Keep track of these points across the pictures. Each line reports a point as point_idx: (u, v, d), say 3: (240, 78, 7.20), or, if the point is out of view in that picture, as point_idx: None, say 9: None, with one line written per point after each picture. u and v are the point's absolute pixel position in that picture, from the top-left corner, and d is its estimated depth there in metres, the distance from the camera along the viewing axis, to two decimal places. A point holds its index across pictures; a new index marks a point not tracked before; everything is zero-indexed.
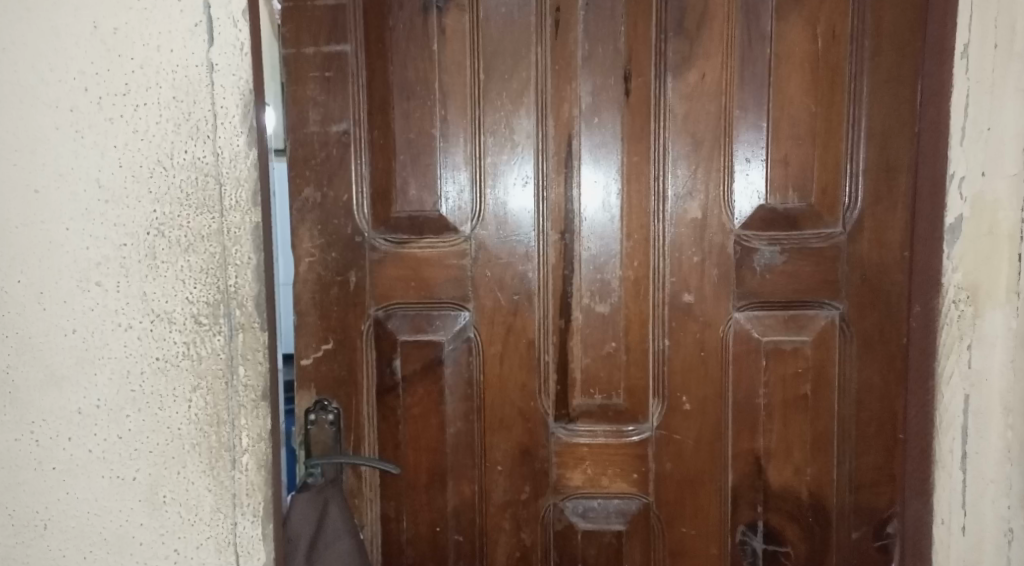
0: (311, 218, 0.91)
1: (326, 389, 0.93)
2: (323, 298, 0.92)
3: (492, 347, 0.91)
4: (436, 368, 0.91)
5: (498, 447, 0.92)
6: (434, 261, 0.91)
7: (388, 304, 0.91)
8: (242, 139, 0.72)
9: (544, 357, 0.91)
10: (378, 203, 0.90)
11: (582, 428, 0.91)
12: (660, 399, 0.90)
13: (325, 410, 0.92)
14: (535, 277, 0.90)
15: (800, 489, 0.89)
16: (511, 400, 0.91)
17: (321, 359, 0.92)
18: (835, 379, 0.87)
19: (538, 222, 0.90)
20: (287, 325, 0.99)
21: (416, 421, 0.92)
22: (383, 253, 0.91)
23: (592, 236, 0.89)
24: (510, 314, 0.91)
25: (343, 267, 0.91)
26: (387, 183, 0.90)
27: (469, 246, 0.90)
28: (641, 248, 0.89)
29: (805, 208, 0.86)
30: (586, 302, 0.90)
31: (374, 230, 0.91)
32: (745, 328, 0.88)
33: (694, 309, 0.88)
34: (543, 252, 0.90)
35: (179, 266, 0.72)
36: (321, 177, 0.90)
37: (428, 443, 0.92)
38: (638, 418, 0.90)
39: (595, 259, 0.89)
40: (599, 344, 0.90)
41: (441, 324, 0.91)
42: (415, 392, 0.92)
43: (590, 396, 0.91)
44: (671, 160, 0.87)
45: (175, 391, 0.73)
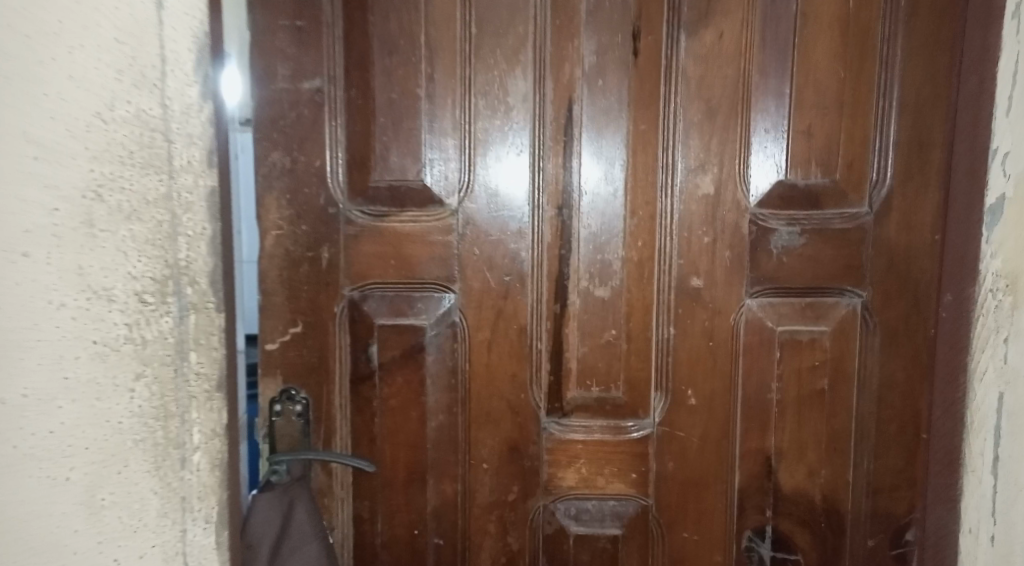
0: (279, 186, 0.81)
1: (294, 377, 0.83)
2: (291, 277, 0.82)
3: (480, 333, 0.82)
4: (417, 356, 0.83)
5: (484, 443, 0.84)
6: (417, 237, 0.81)
7: (364, 284, 0.82)
8: (195, 89, 0.63)
9: (537, 345, 0.82)
10: (355, 171, 0.81)
11: (577, 423, 0.83)
12: (662, 393, 0.82)
13: (292, 400, 0.83)
14: (529, 257, 0.81)
15: (813, 492, 0.81)
16: (500, 392, 0.83)
17: (289, 344, 0.83)
18: (854, 373, 0.80)
19: (533, 196, 0.81)
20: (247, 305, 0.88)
21: (394, 413, 0.83)
22: (359, 227, 0.81)
23: (593, 214, 0.80)
24: (500, 297, 0.82)
25: (315, 242, 0.82)
26: (365, 149, 0.80)
27: (455, 221, 0.81)
28: (647, 227, 0.80)
29: (828, 185, 0.78)
30: (584, 286, 0.81)
31: (349, 201, 0.81)
32: (758, 316, 0.80)
33: (703, 295, 0.80)
34: (538, 230, 0.81)
35: (121, 235, 0.62)
36: (291, 140, 0.80)
37: (406, 438, 0.84)
38: (638, 413, 0.82)
39: (596, 237, 0.81)
40: (598, 331, 0.82)
41: (423, 306, 0.83)
42: (393, 381, 0.83)
43: (586, 389, 0.82)
44: (681, 129, 0.79)
45: (116, 380, 0.63)
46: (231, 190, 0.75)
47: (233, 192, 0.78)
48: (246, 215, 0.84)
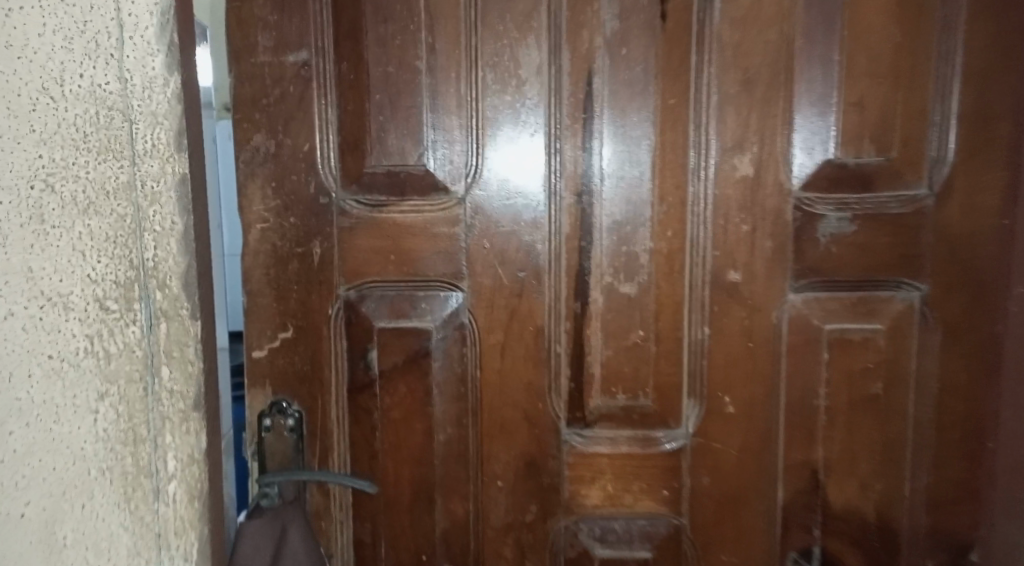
0: (263, 174, 0.72)
1: (284, 387, 0.75)
2: (279, 276, 0.73)
3: (491, 336, 0.74)
4: (421, 362, 0.74)
5: (498, 458, 0.75)
6: (419, 229, 0.73)
7: (361, 282, 0.74)
8: (158, 60, 0.53)
9: (555, 349, 0.74)
10: (348, 155, 0.72)
11: (601, 434, 0.75)
12: (696, 400, 0.73)
13: (283, 414, 0.75)
14: (545, 250, 0.73)
15: (865, 509, 0.73)
16: (514, 401, 0.75)
17: (278, 351, 0.74)
18: (910, 376, 0.71)
19: (549, 181, 0.72)
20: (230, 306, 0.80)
21: (396, 426, 0.75)
22: (354, 219, 0.73)
23: (617, 201, 0.71)
24: (514, 296, 0.73)
25: (304, 236, 0.73)
26: (358, 131, 0.71)
27: (462, 211, 0.72)
28: (677, 215, 0.71)
29: (882, 164, 0.69)
30: (607, 282, 0.72)
31: (342, 190, 0.72)
32: (803, 314, 0.71)
33: (742, 289, 0.72)
34: (555, 220, 0.72)
35: (76, 231, 0.53)
36: (275, 121, 0.72)
37: (410, 454, 0.75)
38: (668, 423, 0.74)
39: (620, 227, 0.72)
40: (623, 332, 0.73)
41: (427, 307, 0.74)
42: (395, 391, 0.74)
43: (610, 396, 0.74)
44: (715, 103, 0.70)
45: (77, 400, 0.54)
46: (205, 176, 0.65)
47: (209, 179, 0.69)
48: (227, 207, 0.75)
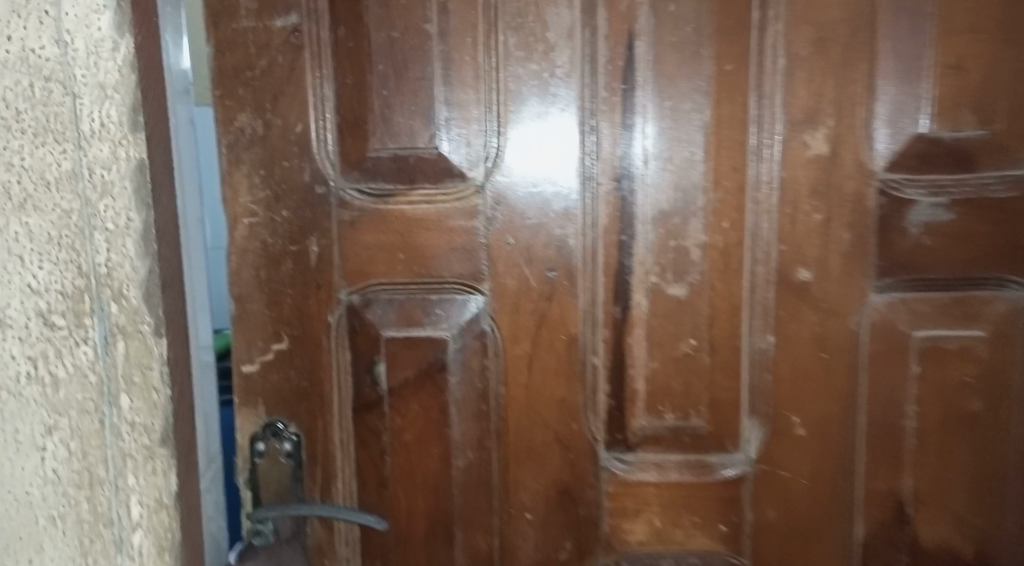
0: (250, 158, 0.62)
1: (279, 406, 0.65)
2: (271, 278, 0.64)
3: (516, 346, 0.64)
4: (436, 376, 0.64)
5: (526, 487, 0.65)
6: (431, 222, 0.63)
7: (367, 285, 0.64)
8: (104, 16, 0.43)
9: (592, 360, 0.63)
10: (348, 137, 0.62)
11: (646, 460, 0.64)
12: (759, 420, 0.63)
13: (279, 438, 0.65)
14: (579, 246, 0.62)
15: (959, 546, 0.62)
16: (544, 422, 0.64)
17: (270, 365, 0.65)
18: (1017, 391, 0.60)
19: (584, 164, 0.61)
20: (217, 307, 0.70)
21: (409, 450, 0.65)
22: (357, 211, 0.63)
23: (664, 188, 0.60)
24: (543, 299, 0.63)
25: (299, 232, 0.63)
26: (360, 108, 0.61)
27: (482, 201, 0.62)
28: (735, 202, 0.60)
29: (985, 137, 0.57)
30: (653, 282, 0.62)
31: (343, 177, 0.62)
32: (887, 320, 0.60)
33: (813, 290, 0.60)
34: (590, 210, 0.61)
35: (12, 233, 0.44)
36: (261, 97, 0.62)
37: (425, 481, 0.65)
38: (725, 447, 0.63)
39: (667, 218, 0.61)
40: (671, 341, 0.62)
41: (442, 312, 0.64)
42: (407, 410, 0.65)
43: (656, 415, 0.64)
44: (781, 68, 0.58)
45: (18, 435, 0.45)
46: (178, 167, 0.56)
47: (192, 173, 0.60)
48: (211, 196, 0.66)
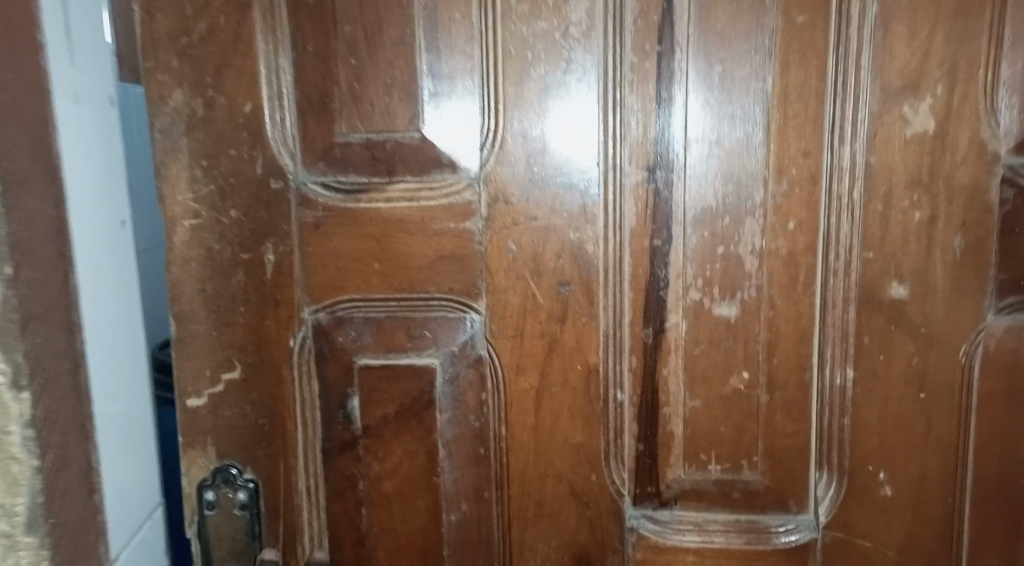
0: (188, 147, 0.50)
1: (234, 447, 0.54)
2: (217, 293, 0.52)
3: (521, 378, 0.51)
4: (421, 413, 0.52)
5: (534, 550, 0.53)
6: (413, 224, 0.49)
7: (336, 302, 0.52)
8: None
9: (617, 397, 0.50)
10: (310, 118, 0.49)
11: (684, 521, 0.51)
12: (832, 475, 0.49)
13: (232, 485, 0.54)
14: (600, 254, 0.48)
15: None
16: (557, 474, 0.51)
17: (221, 400, 0.54)
18: None
19: (608, 151, 0.47)
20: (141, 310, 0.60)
21: (390, 503, 0.54)
22: (321, 211, 0.50)
23: (712, 179, 0.46)
24: (554, 320, 0.49)
25: (252, 236, 0.51)
26: (323, 81, 0.49)
27: (476, 198, 0.49)
28: (805, 196, 0.46)
29: None
30: (695, 301, 0.48)
31: (303, 169, 0.50)
32: (1007, 348, 0.46)
33: (909, 312, 0.46)
34: (615, 209, 0.48)
35: None
36: (201, 70, 0.49)
37: (410, 541, 0.54)
38: (787, 506, 0.50)
39: (714, 218, 0.47)
40: (718, 376, 0.49)
41: (430, 336, 0.51)
42: (387, 455, 0.53)
43: (697, 467, 0.50)
44: (873, 18, 0.43)
45: None
46: (99, 157, 0.45)
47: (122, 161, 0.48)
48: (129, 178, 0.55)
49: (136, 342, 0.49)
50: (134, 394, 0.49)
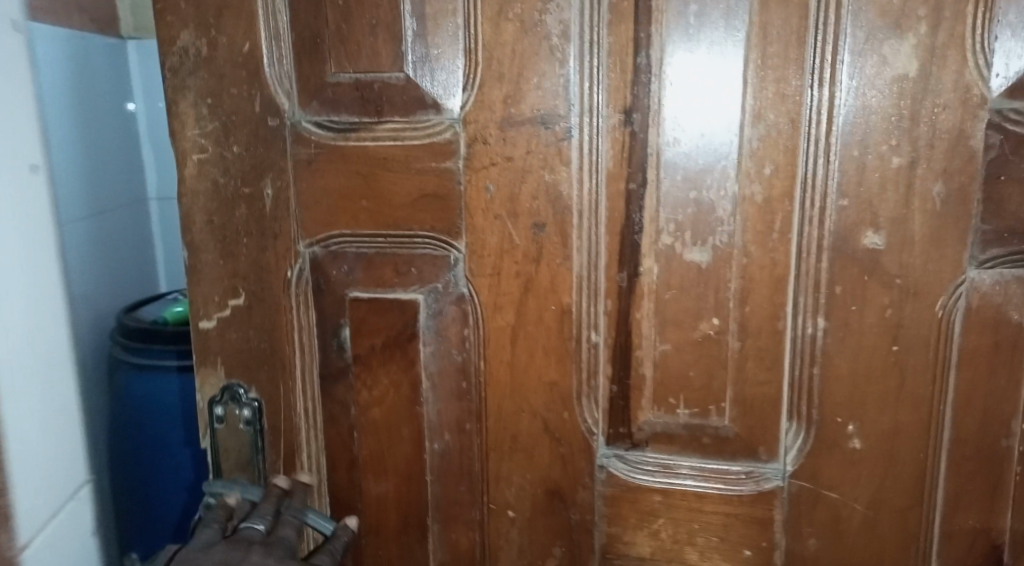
0: (195, 85, 0.54)
1: (240, 368, 0.59)
2: (222, 223, 0.56)
3: (498, 316, 0.52)
4: (406, 346, 0.55)
5: (510, 481, 0.55)
6: (398, 163, 0.51)
7: (329, 237, 0.54)
8: None
9: (590, 339, 0.51)
10: (304, 59, 0.52)
11: (654, 463, 0.52)
12: (801, 426, 0.49)
13: (238, 403, 0.59)
14: (574, 196, 0.49)
15: None
16: (531, 409, 0.53)
17: (228, 323, 0.58)
18: None
19: (585, 92, 0.47)
20: (115, 228, 0.99)
21: (378, 428, 0.57)
22: (314, 149, 0.53)
23: (686, 122, 0.46)
24: (529, 261, 0.51)
25: (252, 172, 0.54)
26: (316, 22, 0.51)
27: (456, 139, 0.50)
28: (780, 140, 0.45)
29: None
30: (666, 245, 0.48)
31: (299, 108, 0.53)
32: (992, 304, 0.44)
33: (884, 262, 0.44)
34: (590, 151, 0.48)
35: None
36: (205, 11, 0.52)
37: (396, 466, 0.58)
38: (757, 454, 0.50)
39: (687, 161, 0.46)
40: (688, 321, 0.49)
41: (415, 272, 0.54)
42: (375, 384, 0.56)
43: (667, 410, 0.51)
44: None
45: None
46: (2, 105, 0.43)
47: (139, 147, 1.04)
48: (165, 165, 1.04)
49: (50, 291, 0.48)
50: (48, 345, 0.48)
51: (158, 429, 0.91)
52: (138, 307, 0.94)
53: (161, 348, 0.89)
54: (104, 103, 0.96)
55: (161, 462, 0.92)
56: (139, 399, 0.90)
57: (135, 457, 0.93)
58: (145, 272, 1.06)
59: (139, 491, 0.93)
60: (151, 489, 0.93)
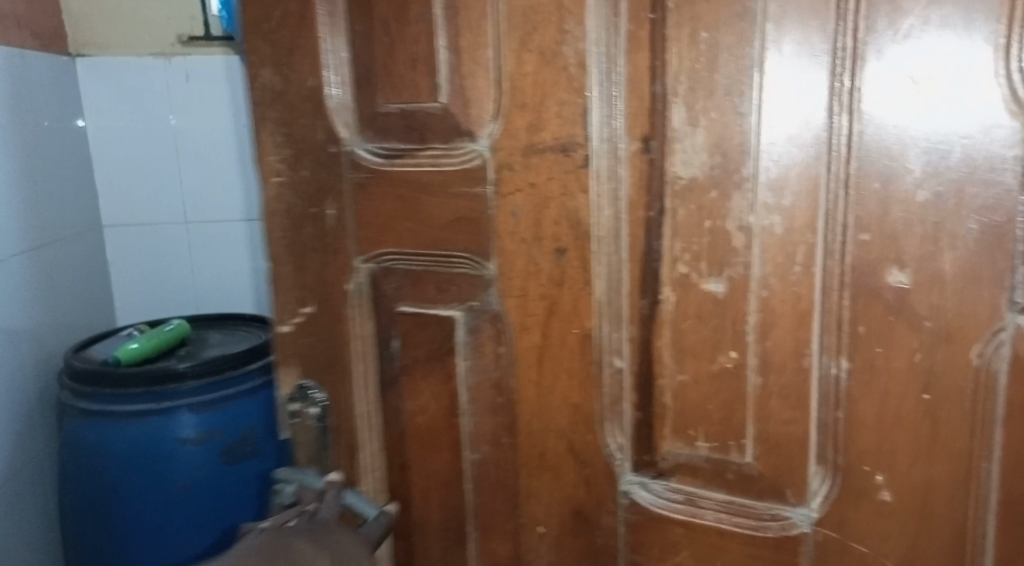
0: (273, 117, 0.60)
1: (311, 370, 0.65)
2: (295, 238, 0.62)
3: (526, 336, 0.54)
4: (447, 359, 0.58)
5: (539, 497, 0.57)
6: (437, 188, 0.55)
7: (381, 255, 0.59)
8: None
9: (613, 364, 0.51)
10: (360, 92, 0.56)
11: (678, 494, 0.51)
12: (827, 471, 0.46)
13: (310, 400, 0.65)
14: (594, 223, 0.49)
15: None
16: (557, 429, 0.54)
17: (301, 328, 0.64)
18: None
19: (603, 120, 0.48)
20: (74, 246, 1.19)
21: (423, 434, 0.61)
22: (367, 174, 0.57)
23: (700, 150, 0.45)
24: (553, 284, 0.52)
25: (318, 194, 0.60)
26: (368, 58, 0.55)
27: (487, 165, 0.52)
28: (798, 168, 0.43)
29: None
30: (683, 274, 0.47)
31: (356, 136, 0.57)
32: None
33: (912, 301, 0.41)
34: (609, 179, 0.48)
35: None
36: (280, 51, 0.59)
37: (440, 471, 0.61)
38: (782, 495, 0.48)
39: (702, 190, 0.45)
40: (707, 352, 0.48)
41: (455, 290, 0.56)
42: (421, 392, 0.60)
43: (688, 442, 0.50)
44: None
45: None
46: None
47: (85, 162, 1.22)
48: (226, 188, 1.25)
49: None
50: None
51: (117, 480, 0.91)
52: (91, 348, 1.03)
53: (109, 391, 0.92)
54: (49, 121, 1.13)
55: (127, 509, 0.91)
56: (95, 444, 0.92)
57: (89, 509, 0.94)
58: (162, 282, 1.29)
59: (116, 556, 0.93)
60: (129, 554, 0.92)
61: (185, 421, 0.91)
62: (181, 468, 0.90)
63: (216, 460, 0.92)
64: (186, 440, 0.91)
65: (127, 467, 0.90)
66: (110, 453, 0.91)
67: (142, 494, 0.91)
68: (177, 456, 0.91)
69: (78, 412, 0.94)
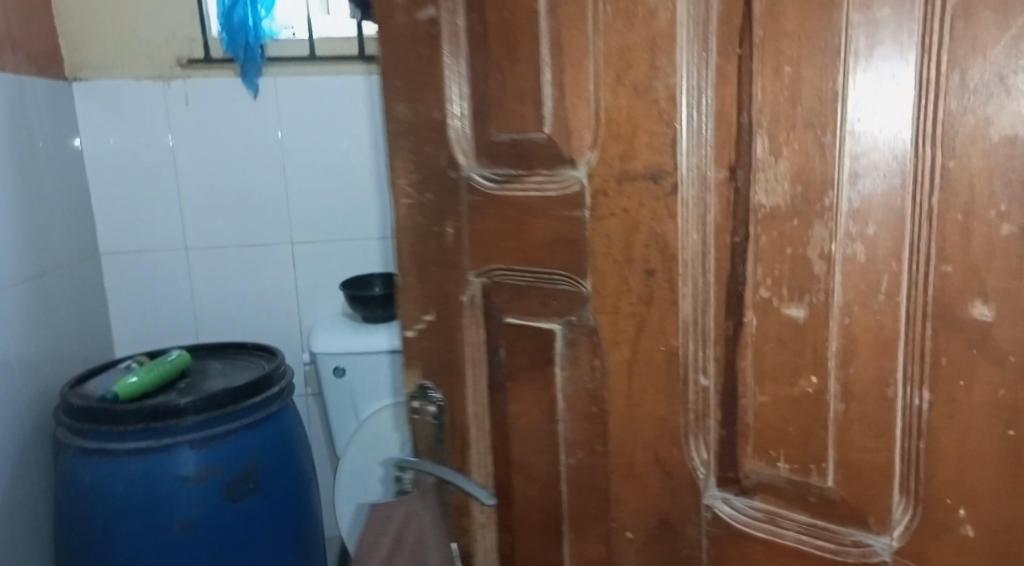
0: (405, 146, 0.68)
1: (430, 371, 0.72)
2: (420, 253, 0.70)
3: (618, 351, 0.57)
4: (547, 368, 0.63)
5: (627, 505, 0.59)
6: (541, 211, 0.59)
7: (491, 270, 0.65)
8: None
9: (698, 382, 0.54)
10: (477, 123, 0.63)
11: (760, 513, 0.53)
12: (909, 501, 0.46)
13: (428, 399, 0.73)
14: (682, 247, 0.52)
15: None
16: (645, 441, 0.57)
17: (423, 334, 0.72)
18: None
19: (692, 150, 0.51)
20: None
21: (525, 437, 0.66)
22: (481, 196, 0.63)
23: (782, 180, 0.47)
24: (641, 303, 0.55)
25: (440, 213, 0.67)
26: (484, 93, 0.61)
27: (583, 191, 0.56)
28: (878, 198, 0.43)
29: None
30: (766, 299, 0.49)
31: (472, 163, 0.64)
32: None
33: (995, 335, 0.41)
34: (697, 206, 0.51)
35: None
36: (411, 88, 0.66)
37: (538, 472, 0.66)
38: (864, 522, 0.48)
39: (784, 218, 0.47)
40: (789, 375, 0.49)
41: (556, 305, 0.61)
42: (523, 398, 0.65)
43: (770, 462, 0.51)
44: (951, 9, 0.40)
45: None
46: None
47: None
48: None
49: None
50: None
51: (123, 522, 1.19)
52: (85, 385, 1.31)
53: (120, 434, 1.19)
54: None
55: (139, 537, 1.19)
56: (103, 487, 1.20)
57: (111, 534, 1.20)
58: None
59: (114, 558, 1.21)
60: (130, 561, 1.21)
61: (186, 458, 1.20)
62: (183, 505, 1.20)
63: (215, 496, 1.23)
64: (187, 477, 1.20)
65: (127, 512, 1.19)
66: (133, 490, 1.19)
67: (150, 535, 1.20)
68: (178, 491, 1.20)
69: (77, 450, 1.22)
